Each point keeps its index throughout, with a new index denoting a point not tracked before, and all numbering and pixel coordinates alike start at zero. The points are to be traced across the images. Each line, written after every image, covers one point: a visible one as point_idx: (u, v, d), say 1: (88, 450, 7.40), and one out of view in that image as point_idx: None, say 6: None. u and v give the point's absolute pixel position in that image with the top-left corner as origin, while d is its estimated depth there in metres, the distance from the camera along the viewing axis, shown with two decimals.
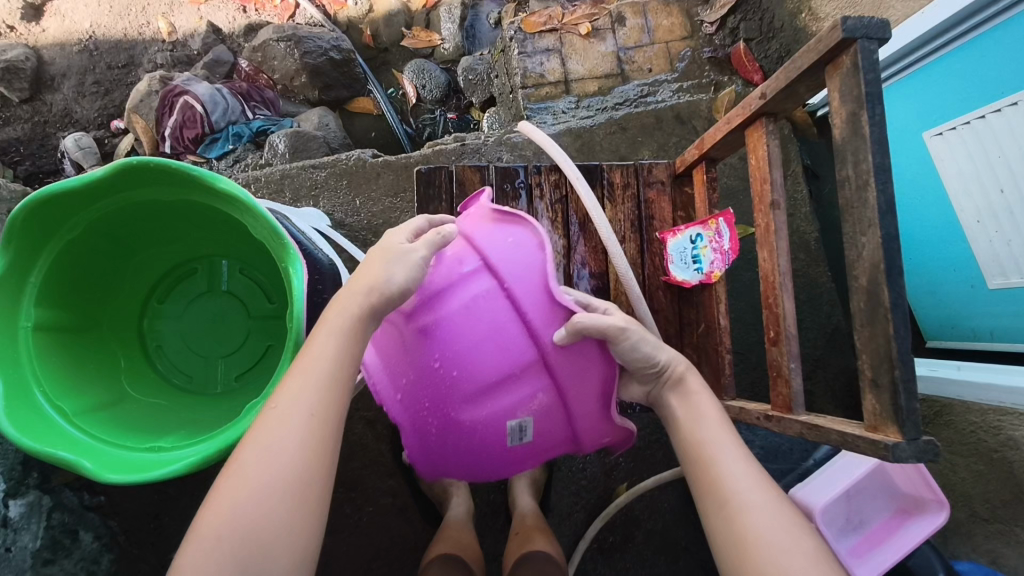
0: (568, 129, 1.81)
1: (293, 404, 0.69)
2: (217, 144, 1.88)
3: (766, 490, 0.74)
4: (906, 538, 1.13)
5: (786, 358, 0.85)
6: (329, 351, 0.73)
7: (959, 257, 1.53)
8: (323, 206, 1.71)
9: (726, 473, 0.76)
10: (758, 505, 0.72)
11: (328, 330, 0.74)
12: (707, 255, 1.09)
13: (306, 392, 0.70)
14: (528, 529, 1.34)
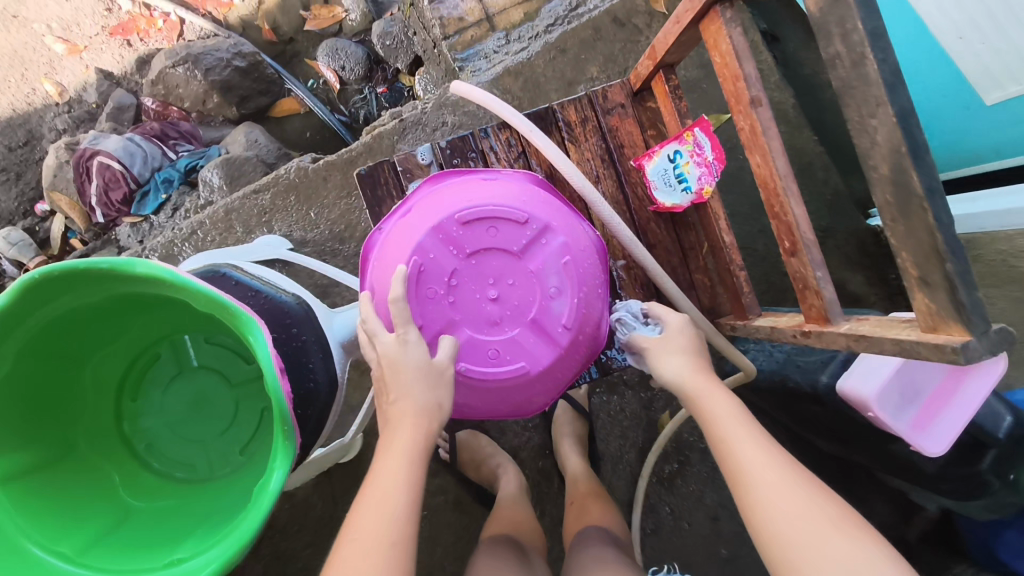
0: (507, 69, 1.66)
1: (373, 535, 0.64)
2: (149, 197, 1.74)
3: (789, 473, 0.71)
4: (970, 397, 1.05)
5: (811, 267, 0.77)
6: (400, 469, 0.70)
7: (948, 82, 1.39)
8: (278, 229, 1.59)
9: (734, 449, 0.75)
10: (778, 488, 0.70)
11: (390, 453, 0.71)
12: (691, 171, 0.98)
13: (381, 515, 0.66)
14: (582, 497, 1.30)
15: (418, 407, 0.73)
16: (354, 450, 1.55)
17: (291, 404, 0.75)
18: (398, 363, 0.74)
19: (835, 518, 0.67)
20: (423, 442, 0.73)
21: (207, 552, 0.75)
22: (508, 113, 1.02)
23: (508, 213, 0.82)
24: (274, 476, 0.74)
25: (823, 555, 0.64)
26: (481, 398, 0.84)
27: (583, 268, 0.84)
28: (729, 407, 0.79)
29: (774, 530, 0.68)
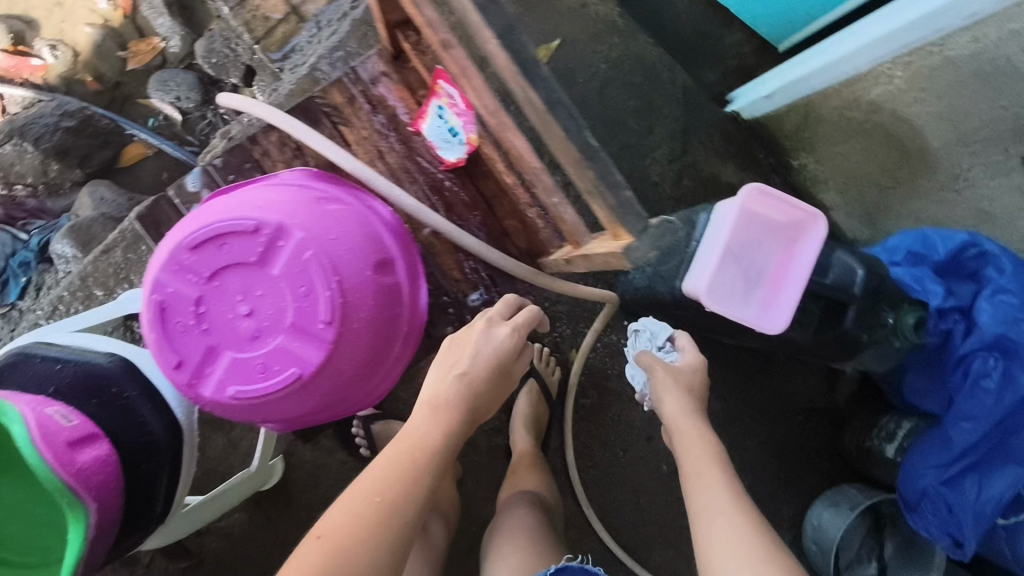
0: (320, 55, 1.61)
1: (392, 505, 0.90)
2: (10, 285, 1.70)
3: (726, 479, 0.96)
4: (802, 264, 1.09)
5: None
6: (433, 445, 0.99)
7: None
8: (139, 282, 1.55)
9: (691, 455, 1.01)
10: (710, 489, 0.94)
11: (432, 433, 1.00)
12: (456, 122, 0.97)
13: (395, 491, 0.91)
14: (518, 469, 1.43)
15: (462, 408, 1.06)
16: (277, 472, 1.57)
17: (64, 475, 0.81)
18: (474, 344, 1.12)
19: (741, 520, 0.89)
20: (456, 420, 1.04)
21: None
22: (261, 111, 1.05)
23: (234, 234, 0.96)
24: None
25: (723, 521, 0.89)
26: (268, 409, 0.98)
27: (325, 255, 0.96)
28: (709, 438, 1.04)
29: (706, 504, 0.92)
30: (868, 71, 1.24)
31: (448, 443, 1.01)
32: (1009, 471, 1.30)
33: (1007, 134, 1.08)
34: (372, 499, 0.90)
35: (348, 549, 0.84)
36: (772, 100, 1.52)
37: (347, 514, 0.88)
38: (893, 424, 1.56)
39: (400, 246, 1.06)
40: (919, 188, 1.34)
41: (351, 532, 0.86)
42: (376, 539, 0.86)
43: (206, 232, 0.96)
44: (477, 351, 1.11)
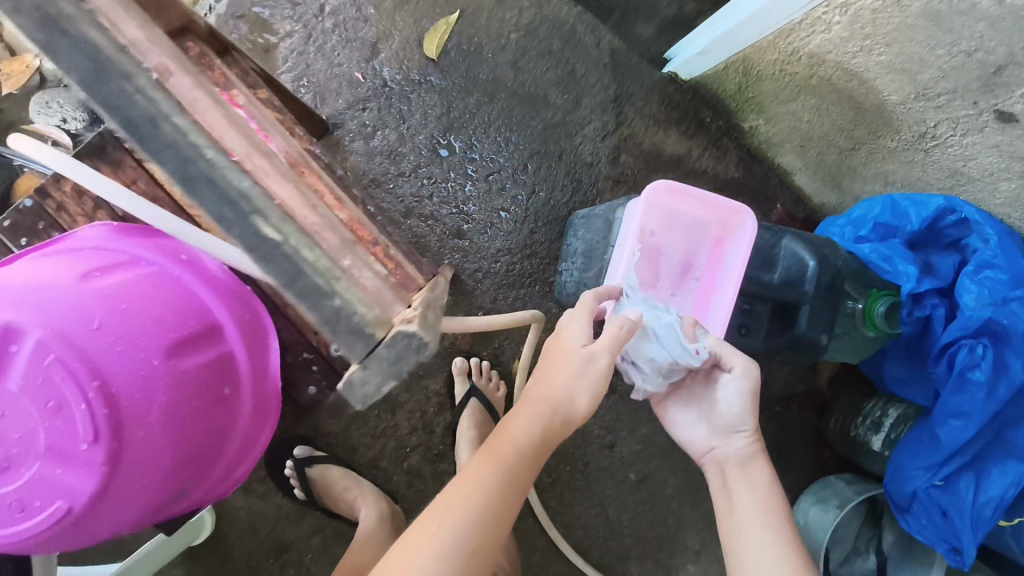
0: None
1: (464, 516, 0.71)
2: None
3: (777, 531, 0.83)
4: (736, 262, 0.93)
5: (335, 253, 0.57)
6: (506, 466, 0.77)
7: None
8: None
9: (739, 488, 0.89)
10: (757, 543, 0.83)
11: (510, 441, 0.79)
12: None
13: (465, 512, 0.72)
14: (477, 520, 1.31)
15: (567, 411, 0.81)
16: (208, 524, 1.45)
17: None
18: (563, 345, 0.85)
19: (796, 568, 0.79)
20: (542, 430, 0.80)
21: None
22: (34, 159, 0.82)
23: None
24: None
25: (761, 552, 0.82)
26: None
27: (66, 334, 0.63)
28: (762, 474, 0.90)
29: (743, 557, 0.83)
30: (802, 19, 1.02)
31: (516, 458, 0.77)
32: (1010, 466, 1.09)
33: (976, 84, 0.87)
34: (431, 528, 0.71)
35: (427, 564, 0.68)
36: (704, 59, 1.30)
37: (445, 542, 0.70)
38: (878, 412, 1.38)
39: (226, 302, 0.81)
40: (883, 149, 1.13)
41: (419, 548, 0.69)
42: (449, 550, 0.69)
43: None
44: (569, 364, 0.82)
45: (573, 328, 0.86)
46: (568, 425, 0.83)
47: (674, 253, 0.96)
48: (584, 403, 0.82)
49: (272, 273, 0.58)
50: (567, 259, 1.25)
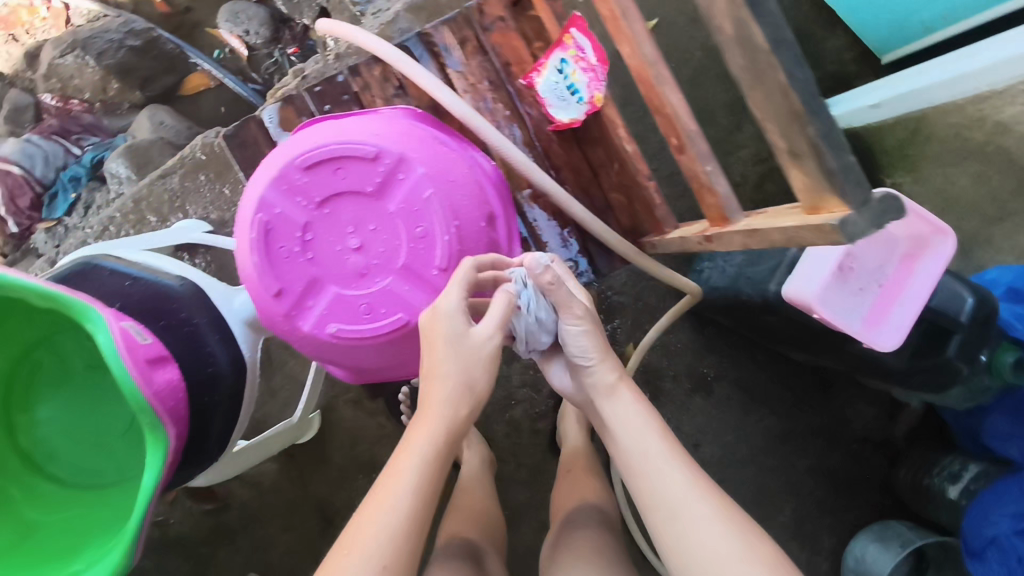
0: (405, 7, 1.49)
1: (380, 556, 0.72)
2: (58, 199, 1.65)
3: (674, 460, 0.80)
4: (923, 284, 1.02)
5: (699, 162, 0.68)
6: (418, 472, 0.78)
7: None
8: (193, 213, 1.51)
9: (619, 426, 0.86)
10: (662, 477, 0.79)
11: (402, 471, 0.78)
12: (580, 79, 0.89)
13: (401, 511, 0.75)
14: (578, 469, 1.32)
15: (455, 411, 0.82)
16: (313, 428, 1.51)
17: (152, 396, 0.71)
18: (440, 332, 0.83)
19: (719, 519, 0.75)
20: (448, 429, 0.81)
21: (103, 562, 0.74)
22: (371, 42, 0.92)
23: (350, 153, 0.91)
24: (146, 472, 0.69)
25: (700, 531, 0.75)
26: (368, 351, 0.95)
27: (448, 194, 0.91)
28: (630, 399, 0.87)
29: (661, 497, 0.78)
30: (1005, 89, 1.19)
31: (437, 442, 0.80)
32: None
33: None
34: (355, 532, 0.74)
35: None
36: (879, 110, 1.45)
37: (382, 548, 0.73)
38: (957, 466, 1.46)
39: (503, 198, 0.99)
40: None
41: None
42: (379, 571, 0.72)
43: (314, 159, 0.91)
44: (447, 356, 0.82)
45: (447, 324, 0.83)
46: (473, 407, 0.84)
47: (863, 273, 1.01)
48: (467, 388, 0.83)
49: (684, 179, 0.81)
50: (725, 255, 1.34)
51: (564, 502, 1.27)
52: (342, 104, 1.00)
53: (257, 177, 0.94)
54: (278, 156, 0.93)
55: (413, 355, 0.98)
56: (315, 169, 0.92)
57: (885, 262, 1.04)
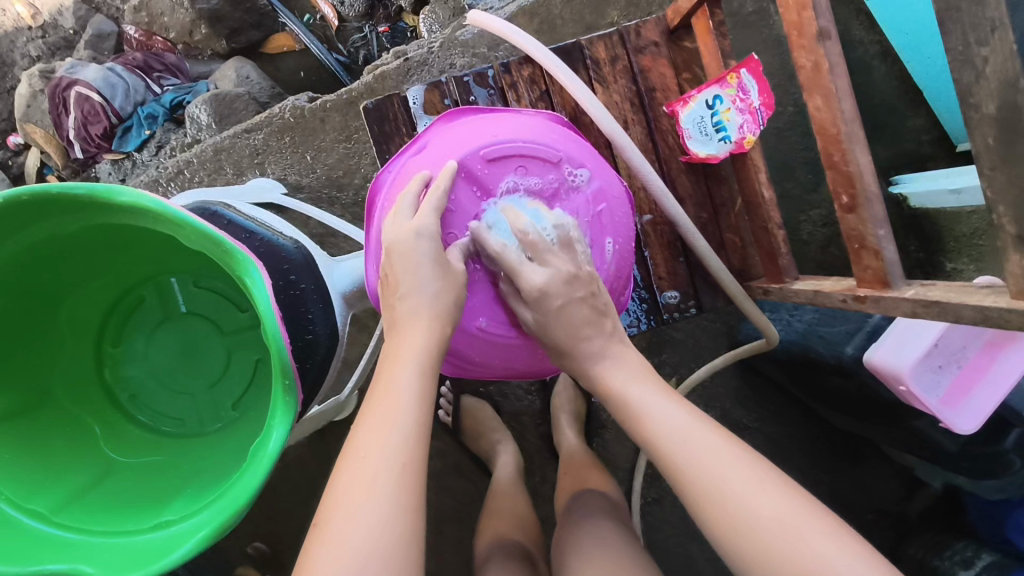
0: (520, 9, 1.40)
1: (387, 495, 0.57)
2: (132, 133, 1.63)
3: (695, 417, 0.66)
4: (1003, 375, 1.02)
5: (871, 225, 0.70)
6: (412, 394, 0.64)
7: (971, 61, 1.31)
8: (272, 172, 1.46)
9: (625, 385, 0.71)
10: (686, 435, 0.65)
11: (391, 394, 0.64)
12: (732, 120, 0.90)
13: (399, 440, 0.61)
14: (577, 467, 1.09)
15: (444, 328, 0.70)
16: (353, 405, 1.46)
17: (293, 356, 0.68)
18: (400, 261, 0.71)
19: (769, 480, 0.61)
20: (438, 346, 0.69)
21: (199, 517, 0.69)
22: (532, 46, 0.93)
23: (538, 154, 0.82)
24: (275, 435, 0.67)
25: (752, 494, 0.60)
26: (514, 356, 0.83)
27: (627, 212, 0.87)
28: (635, 355, 0.75)
29: (696, 463, 0.62)
30: None
31: (426, 360, 0.67)
32: None
33: None
34: (357, 460, 0.60)
35: (368, 533, 0.55)
36: (960, 197, 1.35)
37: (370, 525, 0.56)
38: (969, 552, 1.33)
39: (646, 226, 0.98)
40: None
41: (335, 524, 0.57)
42: (389, 517, 0.56)
43: (502, 149, 0.81)
44: (421, 274, 0.71)
45: (418, 243, 0.72)
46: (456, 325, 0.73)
47: (947, 351, 1.01)
48: (456, 302, 0.72)
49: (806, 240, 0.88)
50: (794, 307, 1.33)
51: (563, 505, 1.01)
52: (488, 96, 1.03)
53: (426, 154, 0.83)
54: (454, 140, 0.82)
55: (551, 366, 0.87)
56: (498, 162, 0.82)
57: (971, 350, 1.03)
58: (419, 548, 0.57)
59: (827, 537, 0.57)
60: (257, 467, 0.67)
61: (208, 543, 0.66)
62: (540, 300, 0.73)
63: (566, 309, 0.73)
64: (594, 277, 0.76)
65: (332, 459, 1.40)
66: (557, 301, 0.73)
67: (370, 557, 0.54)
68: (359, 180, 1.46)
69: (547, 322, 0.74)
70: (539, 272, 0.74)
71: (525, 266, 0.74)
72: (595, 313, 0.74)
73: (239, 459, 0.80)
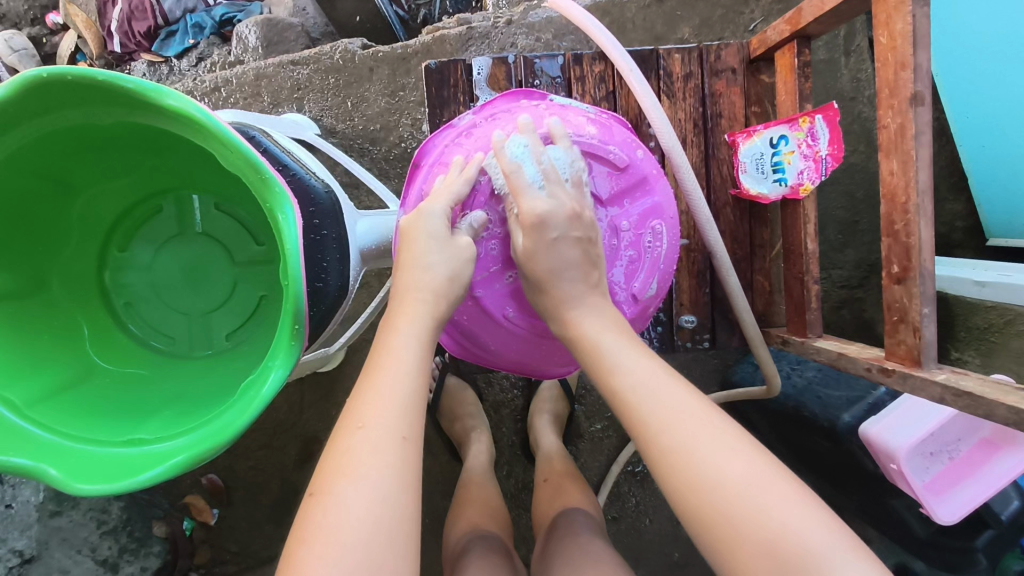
0: (594, 3, 1.36)
1: (384, 464, 0.55)
2: (175, 39, 1.59)
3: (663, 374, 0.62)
4: (994, 475, 0.98)
5: (918, 301, 0.69)
6: (411, 365, 0.62)
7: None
8: (308, 110, 1.42)
9: (595, 332, 0.68)
10: (651, 386, 0.61)
11: (392, 360, 0.62)
12: (793, 163, 0.88)
13: (396, 412, 0.58)
14: (558, 475, 1.06)
15: (440, 304, 0.67)
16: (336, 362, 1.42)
17: (308, 302, 0.65)
18: (414, 242, 0.69)
19: (727, 429, 0.57)
20: (436, 322, 0.66)
21: (175, 444, 0.66)
22: (611, 44, 0.90)
23: (602, 155, 0.80)
24: (272, 377, 0.64)
25: (703, 442, 0.56)
26: (532, 352, 0.82)
27: (671, 235, 0.85)
28: (608, 304, 0.71)
29: (658, 416, 0.59)
30: None
31: (424, 336, 0.64)
32: None
33: None
34: (354, 426, 0.57)
35: (365, 504, 0.53)
36: (982, 291, 1.30)
37: (362, 501, 0.53)
38: None
39: None
40: None
41: (334, 491, 0.54)
42: (387, 490, 0.54)
43: (569, 144, 0.79)
44: (429, 251, 0.68)
45: (422, 223, 0.69)
46: (456, 302, 0.69)
47: (939, 437, 0.99)
48: (463, 284, 0.69)
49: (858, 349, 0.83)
50: (795, 362, 1.30)
51: (544, 513, 0.99)
52: (551, 84, 1.01)
53: (487, 128, 0.80)
54: (521, 122, 0.79)
55: (563, 370, 0.86)
56: None
57: (961, 445, 1.01)
58: (415, 524, 0.55)
59: (786, 496, 0.52)
60: (248, 408, 0.64)
61: (181, 471, 0.63)
62: (536, 226, 0.70)
63: (559, 244, 0.70)
64: (594, 222, 0.74)
65: (305, 409, 1.37)
66: (552, 232, 0.70)
67: (365, 530, 0.52)
68: (395, 139, 1.42)
69: (535, 254, 0.71)
70: (543, 202, 0.71)
71: (531, 191, 0.71)
72: (584, 260, 0.72)
73: (227, 395, 0.77)
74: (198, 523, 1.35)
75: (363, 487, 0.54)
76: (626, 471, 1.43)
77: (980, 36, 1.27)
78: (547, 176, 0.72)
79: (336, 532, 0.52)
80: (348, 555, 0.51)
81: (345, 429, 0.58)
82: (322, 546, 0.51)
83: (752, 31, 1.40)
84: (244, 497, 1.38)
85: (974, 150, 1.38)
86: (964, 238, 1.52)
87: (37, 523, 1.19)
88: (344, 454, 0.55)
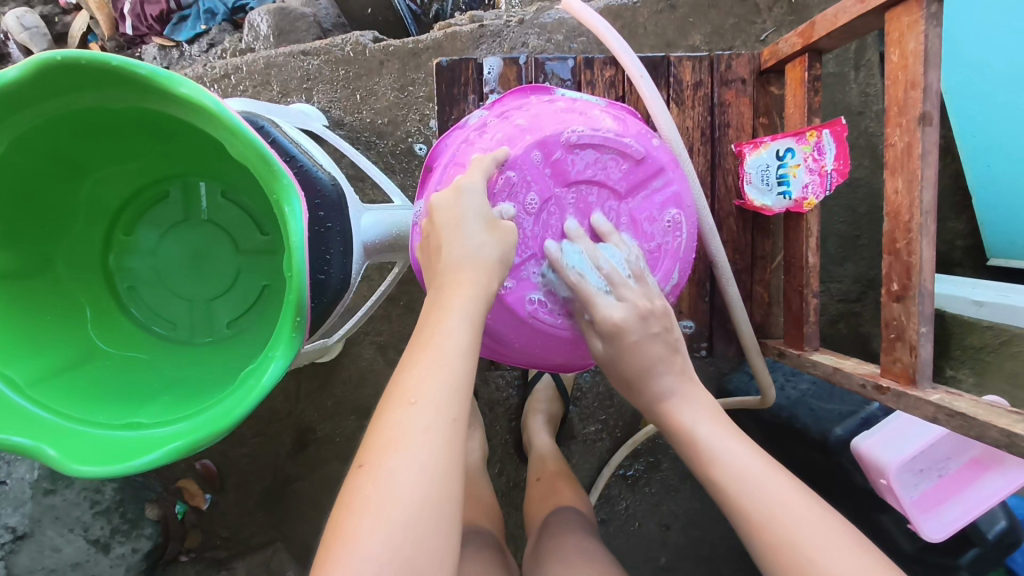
0: (606, 6, 1.36)
1: (433, 444, 0.54)
2: (186, 24, 1.59)
3: (772, 473, 0.64)
4: (983, 494, 0.98)
5: (916, 320, 0.70)
6: (461, 343, 0.60)
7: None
8: (317, 101, 1.42)
9: (694, 425, 0.70)
10: (757, 479, 0.63)
11: (444, 337, 0.60)
12: (798, 176, 0.88)
13: (446, 391, 0.57)
14: (551, 475, 1.07)
15: (489, 280, 0.66)
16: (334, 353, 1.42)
17: (311, 294, 0.65)
18: (453, 219, 0.68)
19: (843, 531, 0.59)
20: (485, 298, 0.64)
21: (175, 429, 0.67)
22: (621, 50, 0.90)
23: (619, 148, 0.81)
24: (273, 366, 0.65)
25: (819, 534, 0.59)
26: (559, 343, 0.82)
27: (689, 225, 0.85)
28: (704, 394, 0.73)
29: (769, 507, 0.61)
30: None
31: (476, 312, 0.63)
32: None
33: None
34: (405, 401, 0.56)
35: (413, 484, 0.52)
36: (979, 311, 1.31)
37: (409, 480, 0.53)
38: None
39: None
40: None
41: (383, 467, 0.53)
42: (434, 470, 0.53)
43: (586, 138, 0.79)
44: (466, 228, 0.68)
45: (462, 202, 0.69)
46: (501, 280, 0.68)
47: (933, 455, 0.99)
48: (503, 259, 0.69)
49: (853, 363, 0.84)
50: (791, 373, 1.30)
51: (536, 512, 1.00)
52: (561, 86, 1.01)
53: (504, 124, 0.80)
54: (536, 118, 0.80)
55: (587, 358, 0.86)
56: (578, 149, 0.79)
57: (954, 465, 1.01)
58: (459, 504, 0.55)
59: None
60: (248, 396, 0.64)
61: (178, 456, 0.64)
62: (615, 334, 0.72)
63: (641, 345, 0.72)
64: (666, 311, 0.75)
65: (301, 398, 1.37)
66: (631, 338, 0.72)
67: (414, 510, 0.52)
68: (402, 134, 1.42)
69: (621, 355, 0.73)
70: (614, 308, 0.72)
71: (600, 298, 0.73)
72: (669, 351, 0.74)
73: (228, 382, 0.77)
74: (190, 507, 1.36)
75: (410, 467, 0.53)
76: (618, 475, 1.44)
77: (989, 58, 1.27)
78: (614, 287, 0.74)
79: (384, 508, 0.52)
80: (396, 533, 0.51)
81: (395, 404, 0.56)
82: (367, 522, 0.51)
83: (763, 41, 1.41)
84: (237, 483, 1.38)
85: (978, 170, 1.38)
86: (964, 257, 1.52)
87: (30, 500, 1.20)
88: (393, 433, 0.55)
